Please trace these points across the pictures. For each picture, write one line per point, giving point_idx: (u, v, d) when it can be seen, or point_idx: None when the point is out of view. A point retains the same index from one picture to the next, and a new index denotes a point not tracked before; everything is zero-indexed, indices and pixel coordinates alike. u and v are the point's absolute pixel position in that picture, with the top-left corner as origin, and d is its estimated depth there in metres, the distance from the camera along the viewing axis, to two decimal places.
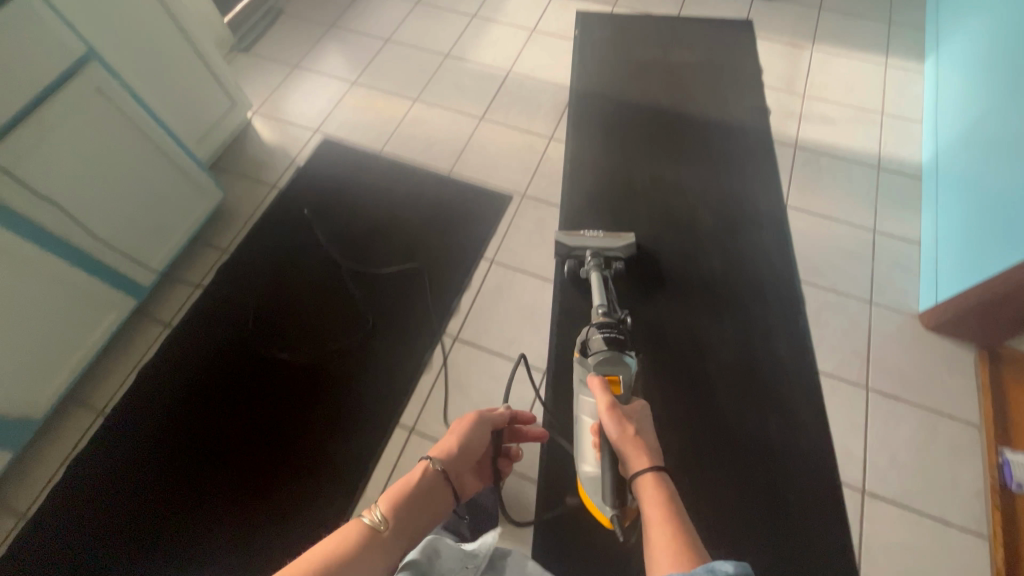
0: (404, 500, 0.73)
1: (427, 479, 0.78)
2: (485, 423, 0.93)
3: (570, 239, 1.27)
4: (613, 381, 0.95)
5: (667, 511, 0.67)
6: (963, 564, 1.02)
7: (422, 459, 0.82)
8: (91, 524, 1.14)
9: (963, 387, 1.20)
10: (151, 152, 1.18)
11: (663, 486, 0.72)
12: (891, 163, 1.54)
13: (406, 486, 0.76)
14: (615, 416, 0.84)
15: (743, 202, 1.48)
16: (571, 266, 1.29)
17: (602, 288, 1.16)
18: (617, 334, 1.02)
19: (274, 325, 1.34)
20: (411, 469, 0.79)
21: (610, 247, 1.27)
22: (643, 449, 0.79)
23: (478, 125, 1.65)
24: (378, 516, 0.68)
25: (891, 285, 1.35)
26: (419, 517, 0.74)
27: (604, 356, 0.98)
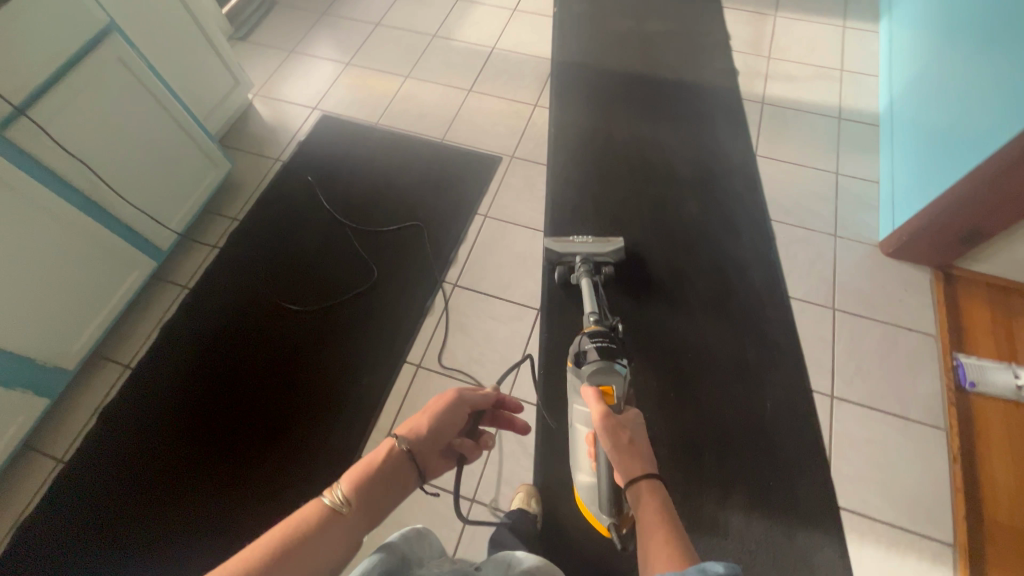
0: (365, 482, 0.68)
1: (392, 461, 0.72)
2: (464, 405, 0.83)
3: (560, 246, 1.31)
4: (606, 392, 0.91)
5: (665, 522, 0.65)
6: (924, 452, 1.13)
7: (388, 438, 0.74)
8: (125, 465, 1.23)
9: (920, 303, 1.32)
10: (165, 121, 1.27)
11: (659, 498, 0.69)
12: (850, 113, 1.66)
13: (368, 468, 0.70)
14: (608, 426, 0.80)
15: (716, 153, 1.59)
16: (561, 273, 1.31)
17: (592, 294, 1.18)
18: (610, 344, 0.99)
19: (284, 282, 1.43)
20: (376, 448, 0.73)
21: (599, 252, 1.31)
22: (638, 456, 0.75)
23: (467, 96, 1.76)
24: (339, 497, 0.64)
25: (853, 219, 1.46)
26: (381, 499, 0.68)
27: (596, 366, 0.94)
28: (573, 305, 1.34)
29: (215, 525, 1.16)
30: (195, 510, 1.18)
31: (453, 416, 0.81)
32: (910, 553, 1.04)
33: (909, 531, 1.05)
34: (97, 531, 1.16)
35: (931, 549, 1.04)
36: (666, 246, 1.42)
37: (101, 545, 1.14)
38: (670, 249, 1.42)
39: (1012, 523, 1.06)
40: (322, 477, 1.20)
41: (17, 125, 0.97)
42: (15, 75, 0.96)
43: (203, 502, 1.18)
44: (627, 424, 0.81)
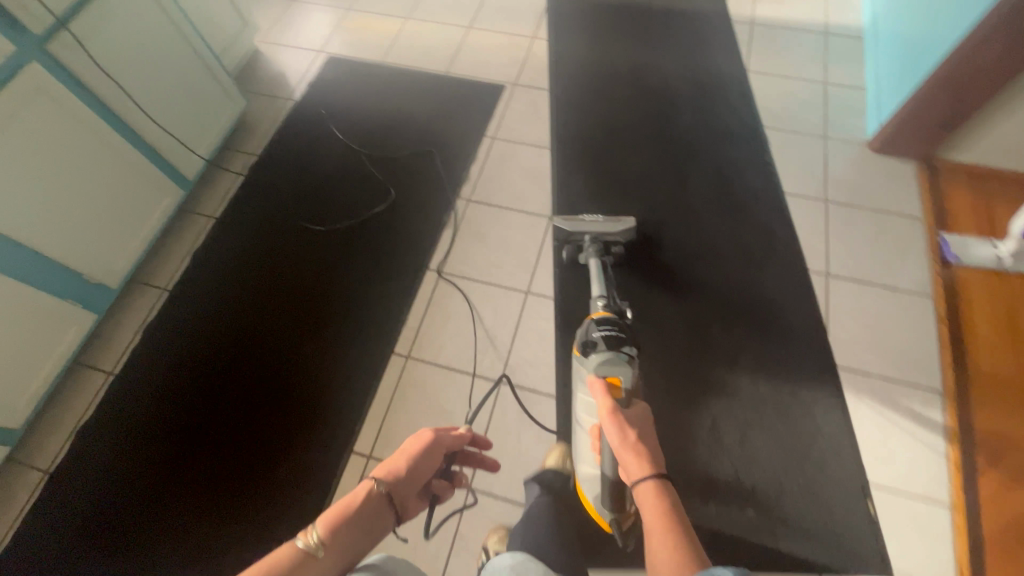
0: (342, 525, 0.67)
1: (370, 504, 0.71)
2: (443, 446, 0.84)
3: (570, 225, 1.23)
4: (613, 380, 0.90)
5: (669, 517, 0.70)
6: (913, 316, 1.23)
7: (366, 479, 0.74)
8: (170, 375, 1.30)
9: (907, 191, 1.41)
10: (184, 50, 1.34)
11: (664, 496, 0.73)
12: (835, 28, 1.74)
13: (345, 511, 0.69)
14: (615, 423, 0.82)
15: (710, 70, 1.66)
16: (569, 252, 1.27)
17: (601, 277, 1.14)
18: (617, 332, 0.96)
19: (306, 204, 1.51)
20: (353, 489, 0.72)
21: (609, 232, 1.24)
22: (643, 455, 0.78)
23: (467, 33, 1.83)
24: (316, 539, 0.64)
25: (842, 123, 1.55)
26: (358, 543, 0.68)
27: (604, 357, 0.92)
28: (582, 210, 1.42)
29: (255, 430, 1.23)
30: (235, 419, 1.25)
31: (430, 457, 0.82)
32: (903, 399, 1.14)
33: (900, 381, 1.16)
34: (150, 437, 1.24)
35: (920, 395, 1.14)
36: (666, 154, 1.50)
37: (150, 453, 1.22)
38: (670, 157, 1.49)
39: (994, 371, 1.16)
40: (353, 377, 1.26)
41: (61, 37, 1.06)
42: None
43: (242, 411, 1.26)
44: (633, 419, 0.84)
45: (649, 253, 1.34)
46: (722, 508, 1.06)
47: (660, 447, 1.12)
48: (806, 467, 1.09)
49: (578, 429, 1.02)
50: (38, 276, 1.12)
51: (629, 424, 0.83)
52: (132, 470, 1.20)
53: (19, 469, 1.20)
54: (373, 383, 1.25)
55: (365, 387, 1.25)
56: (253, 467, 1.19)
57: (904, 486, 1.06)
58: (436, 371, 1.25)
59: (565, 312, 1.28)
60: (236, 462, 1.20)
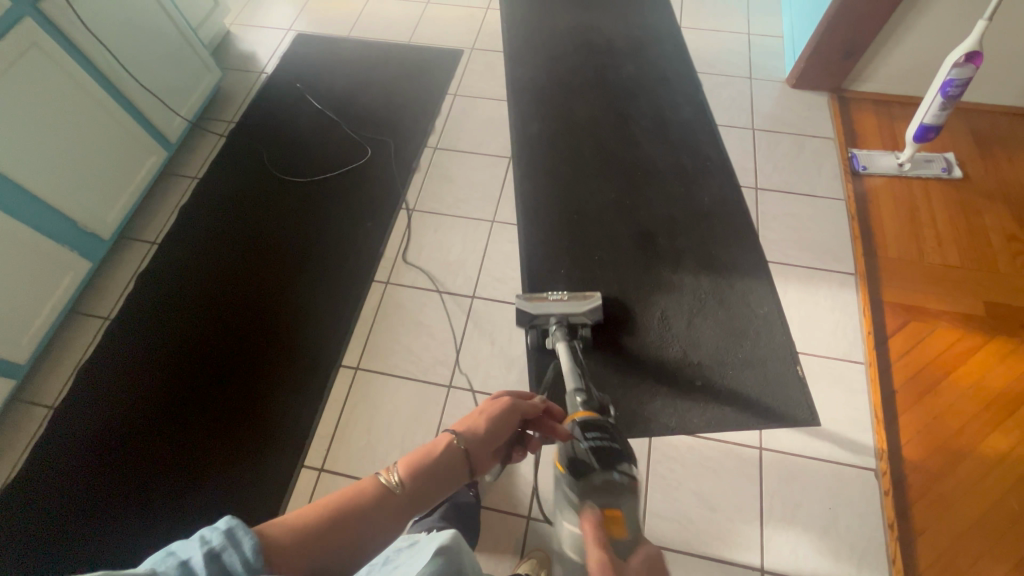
0: (420, 470, 0.64)
1: (448, 454, 0.67)
2: (521, 411, 0.79)
3: (535, 305, 1.18)
4: (612, 517, 0.68)
5: None
6: (829, 216, 1.41)
7: (445, 431, 0.70)
8: (166, 315, 1.40)
9: (821, 118, 1.60)
10: (163, 20, 1.45)
11: None
12: None
13: (424, 457, 0.65)
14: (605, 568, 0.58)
15: (646, 27, 1.85)
16: (534, 336, 1.21)
17: (572, 368, 1.01)
18: (608, 440, 0.78)
19: (283, 160, 1.62)
20: (432, 439, 0.68)
21: (575, 312, 1.19)
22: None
23: (426, 7, 1.98)
24: (394, 479, 0.61)
25: (764, 65, 1.74)
26: (433, 490, 0.64)
27: (600, 477, 0.72)
28: (538, 150, 1.57)
29: (247, 370, 1.31)
30: (229, 357, 1.34)
31: (510, 416, 0.77)
32: (823, 282, 1.31)
33: (820, 269, 1.33)
34: (150, 369, 1.32)
35: (837, 278, 1.32)
36: (612, 100, 1.67)
37: (147, 396, 1.29)
38: (616, 102, 1.66)
39: (898, 255, 1.34)
40: (339, 311, 1.37)
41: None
42: None
43: (235, 354, 1.34)
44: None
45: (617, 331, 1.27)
46: (673, 382, 1.21)
47: (618, 339, 1.26)
48: (743, 344, 1.24)
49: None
50: (36, 219, 1.21)
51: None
52: (131, 410, 1.27)
53: (23, 406, 1.28)
54: (356, 311, 1.37)
55: (349, 314, 1.36)
56: (250, 388, 1.29)
57: (826, 352, 1.23)
58: (414, 294, 1.37)
59: (527, 235, 1.42)
60: (234, 386, 1.30)
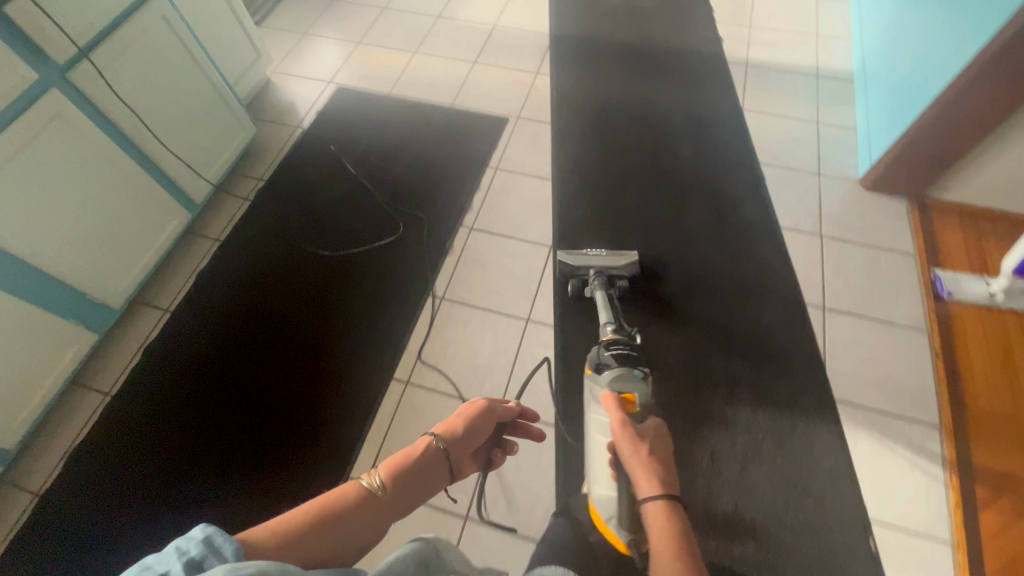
0: (401, 471, 0.74)
1: (426, 457, 0.78)
2: (493, 415, 0.90)
3: (575, 258, 1.29)
4: (628, 399, 0.88)
5: (679, 548, 0.65)
6: (908, 351, 1.25)
7: (425, 435, 0.81)
8: (173, 388, 1.32)
9: (899, 229, 1.45)
10: (201, 80, 1.38)
11: (674, 522, 0.69)
12: (827, 72, 1.82)
13: (405, 459, 0.76)
14: (626, 435, 0.80)
15: (706, 107, 1.73)
16: (573, 287, 1.29)
17: (608, 308, 1.16)
18: (628, 351, 1.00)
19: (311, 228, 1.52)
20: (413, 442, 0.79)
21: (613, 265, 1.29)
22: (656, 480, 0.74)
23: (473, 68, 1.89)
24: (377, 481, 0.71)
25: (835, 161, 1.59)
26: (412, 490, 0.74)
27: (617, 374, 0.92)
28: (583, 240, 1.44)
29: (252, 465, 1.22)
30: (236, 437, 1.26)
31: (483, 422, 0.88)
32: (900, 434, 1.15)
33: (897, 417, 1.17)
34: (153, 445, 1.25)
35: (918, 430, 1.15)
36: (666, 189, 1.54)
37: (146, 485, 1.20)
38: (669, 191, 1.53)
39: (991, 407, 1.17)
40: (353, 409, 1.26)
41: (81, 67, 1.08)
42: (80, 21, 1.07)
43: (243, 444, 1.25)
44: (646, 433, 0.82)
45: (657, 343, 1.27)
46: (721, 542, 1.05)
47: None
48: (805, 501, 1.08)
49: (590, 448, 0.92)
50: (40, 295, 1.12)
51: (643, 437, 0.81)
52: (124, 504, 1.18)
53: (9, 489, 1.20)
54: (371, 411, 1.26)
55: (363, 414, 1.25)
56: (253, 478, 1.20)
57: (904, 523, 1.06)
58: (436, 398, 1.25)
59: (564, 341, 1.29)
60: (236, 474, 1.21)
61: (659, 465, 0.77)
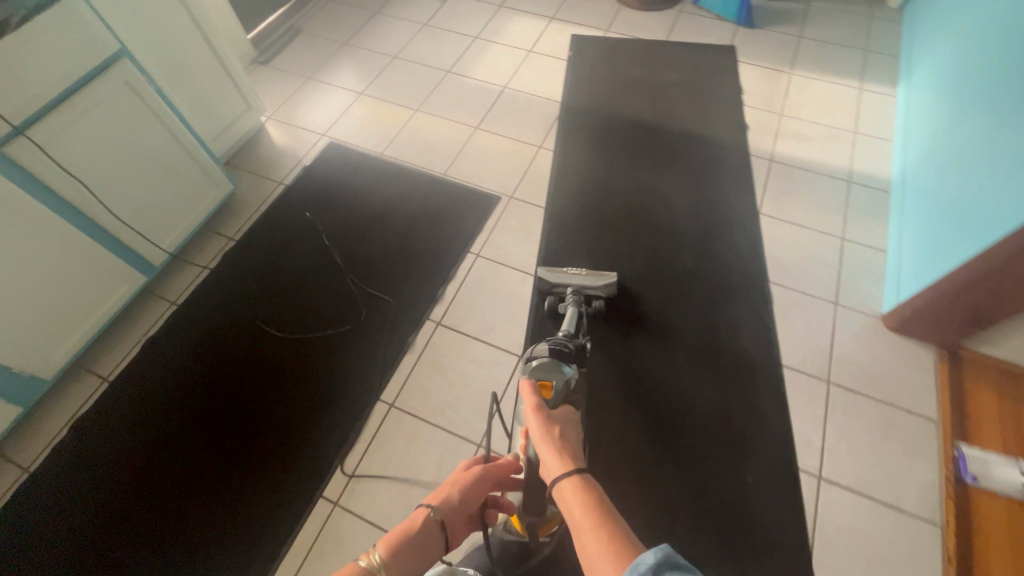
0: (397, 548, 0.75)
1: (423, 529, 0.79)
2: (488, 479, 0.90)
3: (554, 276, 1.34)
4: (544, 386, 0.98)
5: (590, 502, 0.72)
6: (913, 548, 1.06)
7: (421, 506, 0.82)
8: (95, 471, 1.23)
9: (923, 384, 1.25)
10: (169, 142, 1.31)
11: (584, 487, 0.76)
12: (861, 177, 1.63)
13: (401, 535, 0.77)
14: (540, 418, 0.91)
15: (717, 206, 1.57)
16: (550, 302, 1.32)
17: (573, 320, 1.18)
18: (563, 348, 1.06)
19: (270, 304, 1.43)
20: (409, 516, 0.80)
21: (591, 285, 1.33)
22: (564, 456, 0.82)
23: (473, 133, 1.77)
24: (374, 559, 0.72)
25: (857, 288, 1.40)
26: (412, 564, 0.75)
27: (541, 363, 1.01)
28: None
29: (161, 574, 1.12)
30: (150, 537, 1.16)
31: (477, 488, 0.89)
32: None
33: None
34: (61, 536, 1.16)
35: None
36: (657, 302, 1.39)
37: None
38: (660, 306, 1.38)
39: None
40: (277, 524, 1.16)
41: (16, 143, 1.00)
42: (16, 96, 0.99)
43: (158, 545, 1.15)
44: (556, 419, 0.92)
45: (618, 497, 1.13)
46: None
47: None
48: None
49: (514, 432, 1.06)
50: None
51: (555, 421, 0.92)
52: None
53: None
54: (293, 531, 1.15)
55: (285, 533, 1.15)
56: None
57: None
58: (365, 527, 1.14)
59: None
60: None
61: (567, 444, 0.86)
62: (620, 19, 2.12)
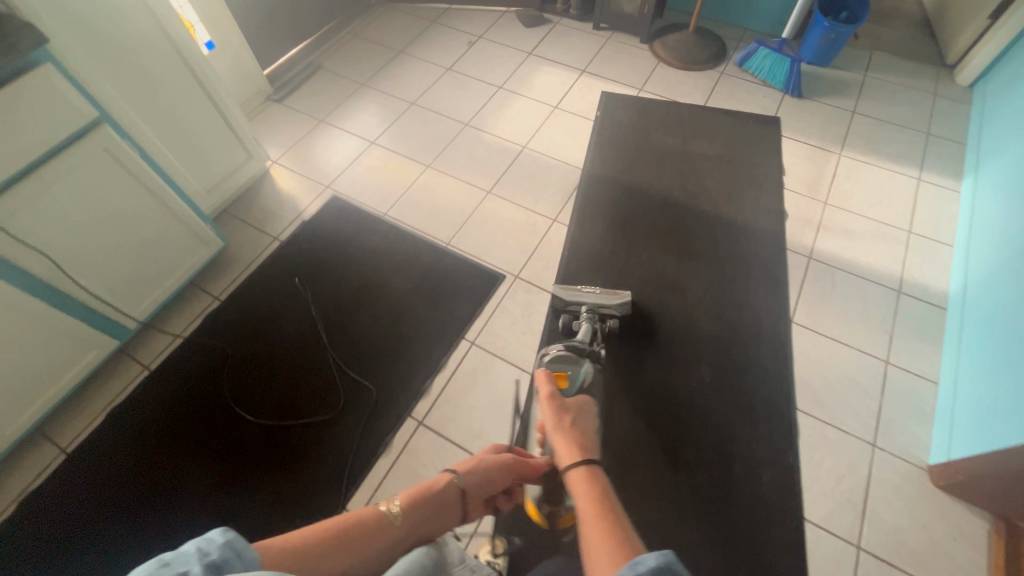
0: (419, 503, 0.75)
1: (446, 492, 0.79)
2: (515, 468, 0.89)
3: (568, 293, 1.32)
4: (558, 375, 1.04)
5: (599, 492, 0.68)
6: None
7: (445, 471, 0.83)
8: (31, 557, 1.12)
9: (973, 564, 1.06)
10: (151, 204, 1.23)
11: (594, 480, 0.72)
12: (913, 288, 1.44)
13: (425, 491, 0.77)
14: (553, 406, 0.87)
15: (744, 310, 1.41)
16: (565, 320, 1.32)
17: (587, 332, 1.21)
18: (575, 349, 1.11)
19: (247, 380, 1.33)
20: (435, 476, 0.81)
21: (606, 303, 1.31)
22: (574, 445, 0.78)
23: (485, 198, 1.65)
24: (395, 508, 0.72)
25: (899, 428, 1.22)
26: (428, 522, 0.75)
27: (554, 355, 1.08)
28: None
29: None
30: None
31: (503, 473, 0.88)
32: None
33: None
34: None
35: None
36: (666, 424, 1.23)
37: None
38: (667, 429, 1.23)
39: None
40: None
41: None
42: None
43: None
44: (569, 407, 0.89)
45: None
46: None
47: None
48: None
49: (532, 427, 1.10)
50: None
51: (567, 409, 0.88)
52: None
53: None
54: None
55: None
56: None
57: None
58: None
59: None
60: None
61: (577, 433, 0.82)
62: (655, 77, 1.98)
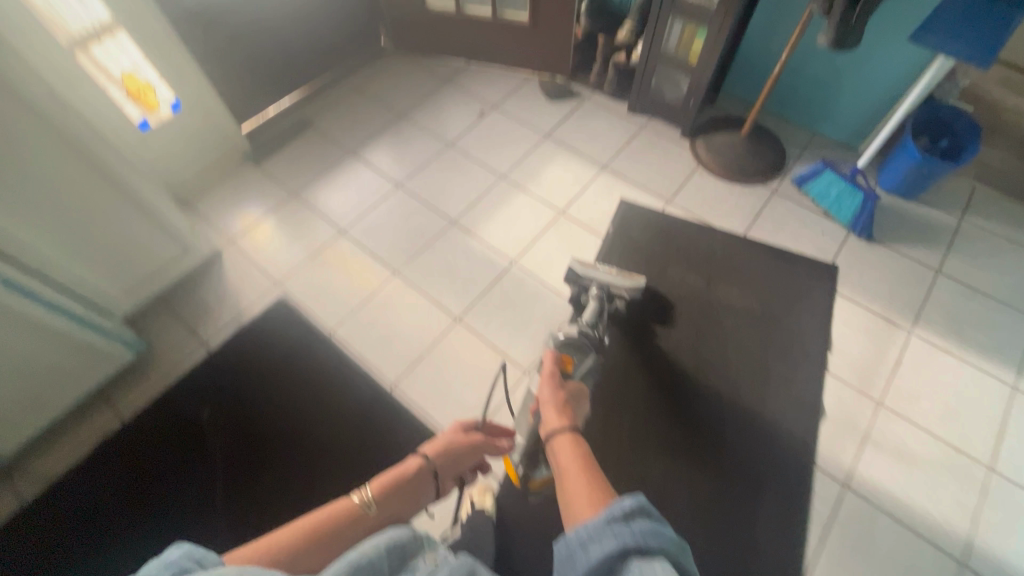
0: (391, 490, 0.64)
1: (417, 476, 0.68)
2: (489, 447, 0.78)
3: (583, 269, 1.23)
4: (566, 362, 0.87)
5: (585, 461, 0.58)
6: None
7: (415, 454, 0.71)
8: None
9: None
10: (25, 330, 1.05)
11: (579, 446, 0.63)
12: (983, 564, 1.06)
13: (396, 477, 0.66)
14: (551, 383, 0.77)
15: (739, 554, 1.08)
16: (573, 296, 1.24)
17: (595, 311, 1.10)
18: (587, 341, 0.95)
19: (121, 543, 1.11)
20: (404, 461, 0.69)
21: (619, 285, 1.22)
22: (566, 414, 0.69)
23: (451, 328, 1.38)
24: (367, 497, 0.61)
25: None
26: (401, 509, 0.64)
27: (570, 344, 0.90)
28: None
29: None
30: None
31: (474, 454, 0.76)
32: None
33: None
34: None
35: None
36: None
37: None
38: None
39: None
40: None
41: None
42: None
43: None
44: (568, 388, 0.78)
45: None
46: None
47: None
48: None
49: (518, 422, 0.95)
50: None
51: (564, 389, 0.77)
52: None
53: None
54: None
55: None
56: None
57: None
58: None
59: None
60: None
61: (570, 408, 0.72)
62: (690, 187, 1.63)
